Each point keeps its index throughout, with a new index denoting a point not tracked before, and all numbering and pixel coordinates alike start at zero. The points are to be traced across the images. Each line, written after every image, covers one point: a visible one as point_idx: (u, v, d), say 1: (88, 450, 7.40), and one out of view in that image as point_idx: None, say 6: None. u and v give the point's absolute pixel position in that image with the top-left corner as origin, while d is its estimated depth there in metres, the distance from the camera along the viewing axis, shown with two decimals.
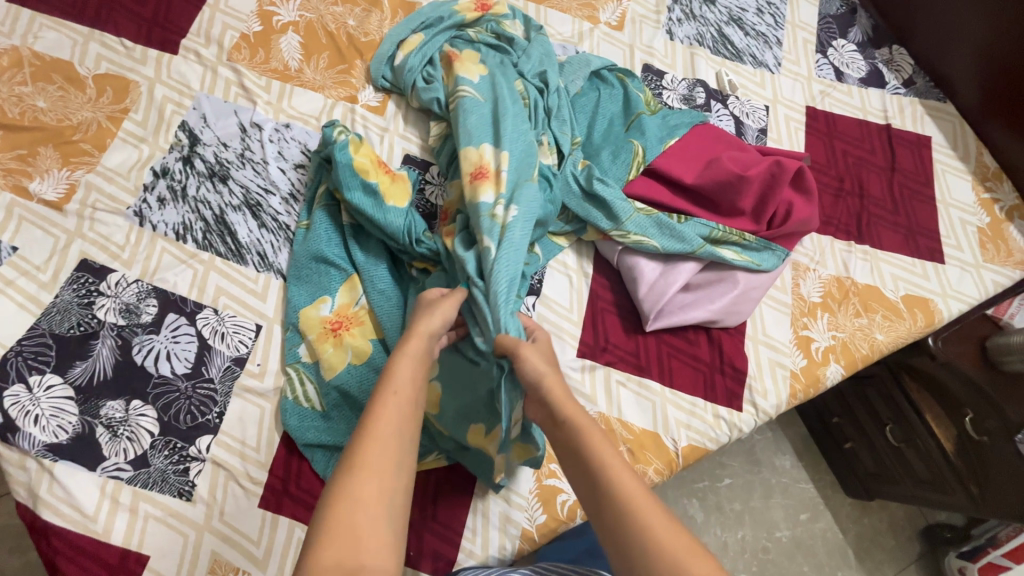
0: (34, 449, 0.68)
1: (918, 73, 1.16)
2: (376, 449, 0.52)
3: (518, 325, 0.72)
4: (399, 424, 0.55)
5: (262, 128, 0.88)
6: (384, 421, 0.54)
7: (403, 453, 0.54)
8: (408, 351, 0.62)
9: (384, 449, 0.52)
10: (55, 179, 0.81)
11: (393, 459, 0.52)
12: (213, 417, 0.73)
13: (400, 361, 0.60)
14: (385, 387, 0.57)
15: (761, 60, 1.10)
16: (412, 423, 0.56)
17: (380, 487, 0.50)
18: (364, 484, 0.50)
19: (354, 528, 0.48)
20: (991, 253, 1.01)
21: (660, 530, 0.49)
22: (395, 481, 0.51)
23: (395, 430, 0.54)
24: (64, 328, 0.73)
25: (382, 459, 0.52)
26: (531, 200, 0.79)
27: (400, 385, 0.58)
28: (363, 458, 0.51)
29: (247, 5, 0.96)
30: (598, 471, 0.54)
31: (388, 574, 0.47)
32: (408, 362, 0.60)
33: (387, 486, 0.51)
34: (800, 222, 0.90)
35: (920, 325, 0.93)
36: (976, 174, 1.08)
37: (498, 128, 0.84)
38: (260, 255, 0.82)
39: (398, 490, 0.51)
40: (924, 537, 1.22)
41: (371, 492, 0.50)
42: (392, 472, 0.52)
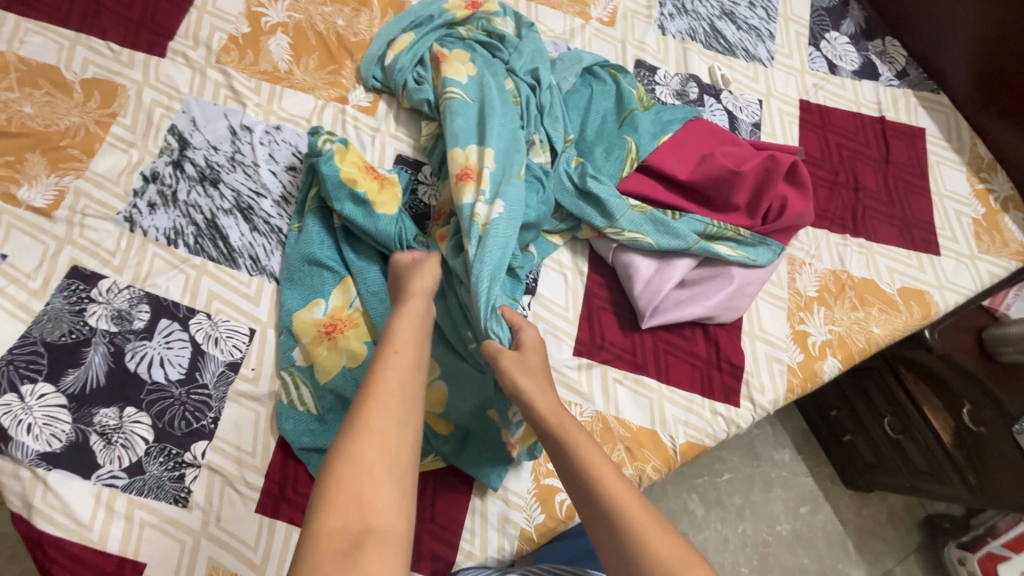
0: (27, 459, 0.67)
1: (911, 65, 1.16)
2: (377, 410, 0.49)
3: (501, 326, 0.71)
4: (401, 384, 0.52)
5: (253, 131, 0.88)
6: (385, 382, 0.52)
7: (407, 413, 0.50)
8: (405, 321, 0.60)
9: (385, 408, 0.50)
10: (44, 186, 0.80)
11: (396, 419, 0.49)
12: (208, 423, 0.73)
13: (397, 329, 0.58)
14: (385, 349, 0.55)
15: (754, 54, 1.10)
16: (415, 382, 0.53)
17: (384, 447, 0.47)
18: (365, 448, 0.47)
19: (358, 492, 0.45)
20: (986, 244, 1.01)
21: (650, 529, 0.47)
22: (400, 442, 0.48)
23: (396, 389, 0.51)
24: (55, 336, 0.73)
25: (385, 419, 0.49)
26: (515, 197, 0.78)
27: (398, 349, 0.55)
28: (364, 420, 0.48)
29: (235, 6, 0.95)
30: (587, 475, 0.53)
31: (398, 536, 0.44)
32: (407, 328, 0.58)
33: (390, 447, 0.48)
34: (794, 216, 0.89)
35: (916, 317, 0.93)
36: (971, 165, 1.08)
37: (485, 127, 0.83)
38: (253, 258, 0.81)
39: (403, 451, 0.48)
40: (923, 528, 1.22)
41: (374, 453, 0.47)
42: (396, 433, 0.49)
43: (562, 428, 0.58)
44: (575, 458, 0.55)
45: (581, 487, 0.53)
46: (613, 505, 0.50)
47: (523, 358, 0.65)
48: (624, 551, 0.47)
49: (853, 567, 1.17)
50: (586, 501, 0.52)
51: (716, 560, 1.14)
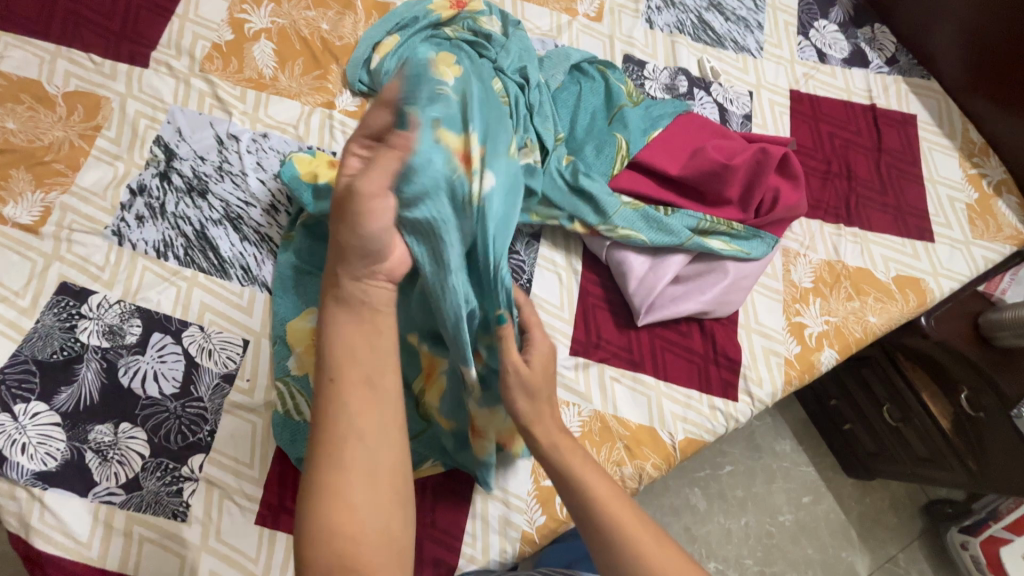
0: (23, 478, 0.67)
1: (901, 51, 1.15)
2: (340, 453, 0.45)
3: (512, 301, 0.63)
4: (360, 419, 0.46)
5: (240, 139, 0.87)
6: (342, 418, 0.46)
7: (372, 448, 0.46)
8: (348, 325, 0.51)
9: (348, 455, 0.45)
10: (30, 203, 0.79)
11: (363, 459, 0.45)
12: (205, 435, 0.72)
13: (340, 340, 0.50)
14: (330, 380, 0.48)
15: (743, 44, 1.09)
16: (374, 410, 0.47)
17: (357, 492, 0.44)
18: (336, 498, 0.44)
19: (339, 545, 0.43)
20: (980, 229, 1.01)
21: (646, 543, 0.49)
22: (372, 483, 0.45)
23: (355, 429, 0.46)
24: (47, 354, 0.72)
25: (351, 468, 0.45)
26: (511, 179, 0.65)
27: (346, 372, 0.48)
28: (329, 476, 0.44)
29: (217, 13, 0.94)
30: (581, 488, 0.53)
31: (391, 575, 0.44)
32: (354, 338, 0.50)
33: (361, 492, 0.45)
34: (787, 208, 0.89)
35: (912, 305, 0.93)
36: (963, 151, 1.07)
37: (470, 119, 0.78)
38: (244, 268, 0.81)
39: (379, 488, 0.45)
40: (925, 514, 1.22)
41: (348, 502, 0.44)
42: (366, 478, 0.45)
43: (557, 431, 0.57)
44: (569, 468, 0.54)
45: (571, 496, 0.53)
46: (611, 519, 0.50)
47: None
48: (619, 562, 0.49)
49: (857, 555, 1.17)
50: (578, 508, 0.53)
51: (720, 553, 1.14)
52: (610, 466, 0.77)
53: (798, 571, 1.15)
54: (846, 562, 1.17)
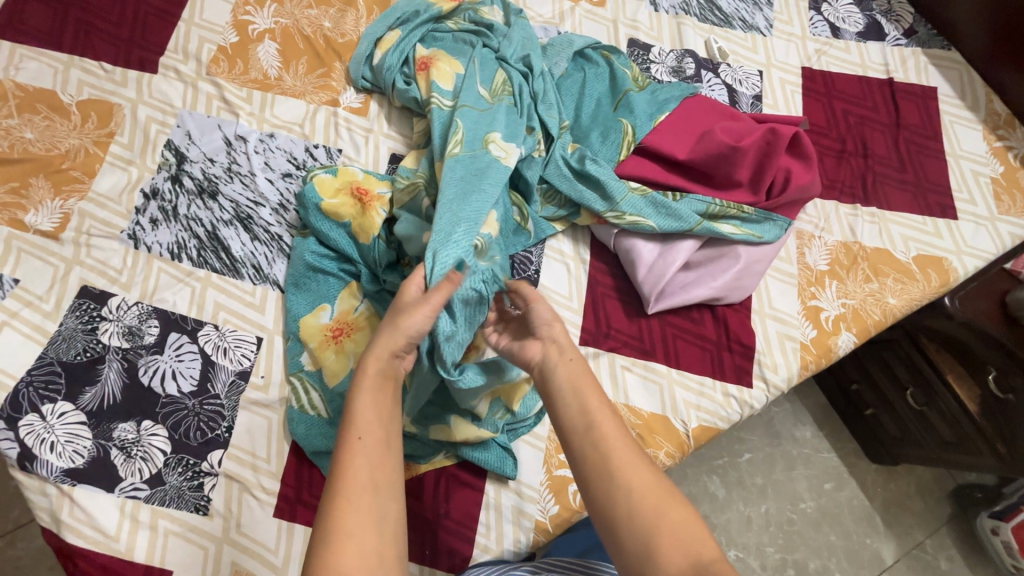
0: (52, 475, 0.69)
1: (918, 22, 1.11)
2: (350, 511, 0.48)
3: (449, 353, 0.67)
4: (375, 469, 0.50)
5: (247, 140, 0.88)
6: (355, 478, 0.49)
7: (384, 502, 0.49)
8: (365, 383, 0.54)
9: (361, 505, 0.48)
10: (49, 210, 0.82)
11: (373, 515, 0.48)
12: (223, 431, 0.74)
13: (359, 396, 0.53)
14: (348, 429, 0.51)
15: (751, 23, 1.06)
16: (387, 465, 0.51)
17: (362, 548, 0.47)
18: (342, 556, 0.46)
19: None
20: (1006, 205, 0.97)
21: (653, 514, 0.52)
22: (381, 540, 0.48)
23: (367, 480, 0.49)
24: (71, 355, 0.75)
25: (361, 520, 0.48)
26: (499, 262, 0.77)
27: (366, 428, 0.51)
28: (337, 526, 0.47)
29: (222, 16, 0.95)
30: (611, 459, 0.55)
31: None
32: (368, 390, 0.53)
33: (371, 547, 0.47)
34: (800, 188, 0.86)
35: (935, 285, 0.90)
36: (987, 123, 1.03)
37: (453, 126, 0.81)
38: (255, 267, 0.82)
39: (385, 545, 0.48)
40: (954, 499, 1.19)
41: (354, 561, 0.46)
42: (375, 533, 0.48)
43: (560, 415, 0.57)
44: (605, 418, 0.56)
45: (590, 451, 0.55)
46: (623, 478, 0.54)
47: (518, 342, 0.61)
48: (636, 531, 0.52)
49: (882, 542, 1.15)
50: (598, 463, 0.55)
51: (740, 541, 1.13)
52: None
53: (821, 558, 1.13)
54: (871, 549, 1.15)
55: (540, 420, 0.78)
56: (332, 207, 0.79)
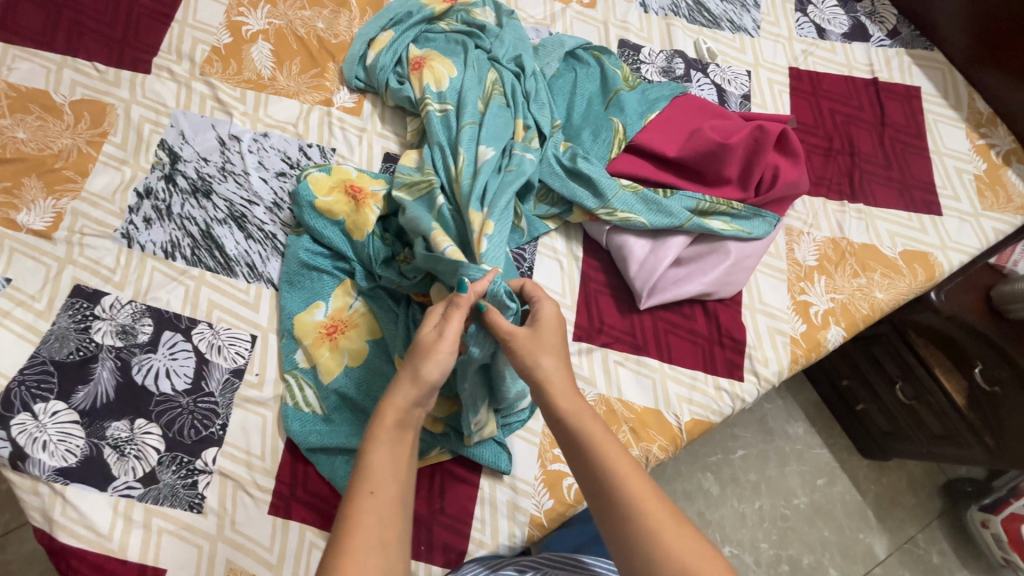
0: (45, 474, 0.69)
1: (902, 23, 1.14)
2: (355, 568, 0.48)
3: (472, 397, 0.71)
4: (384, 525, 0.51)
5: (241, 140, 0.88)
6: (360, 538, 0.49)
7: (389, 561, 0.49)
8: (382, 437, 0.55)
9: (366, 561, 0.48)
10: (42, 209, 0.82)
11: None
12: (217, 429, 0.74)
13: (374, 451, 0.54)
14: (361, 483, 0.53)
15: (739, 24, 1.08)
16: (395, 523, 0.51)
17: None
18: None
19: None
20: (989, 201, 0.99)
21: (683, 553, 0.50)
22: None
23: (376, 537, 0.50)
24: (63, 354, 0.74)
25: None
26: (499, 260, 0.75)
27: (379, 483, 0.53)
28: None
29: (216, 17, 0.95)
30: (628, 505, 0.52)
31: None
32: (384, 446, 0.55)
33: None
34: (788, 185, 0.88)
35: (921, 280, 0.92)
36: (970, 121, 1.05)
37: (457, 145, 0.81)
38: (249, 266, 0.82)
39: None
40: (944, 493, 1.20)
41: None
42: None
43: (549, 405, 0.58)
44: (585, 419, 0.57)
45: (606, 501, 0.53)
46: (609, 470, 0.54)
47: (510, 333, 0.61)
48: (625, 527, 0.52)
49: (874, 537, 1.16)
50: (579, 461, 0.56)
51: (735, 537, 1.14)
52: None
53: (815, 553, 1.14)
54: (864, 544, 1.16)
55: (533, 415, 0.79)
56: (329, 195, 0.81)
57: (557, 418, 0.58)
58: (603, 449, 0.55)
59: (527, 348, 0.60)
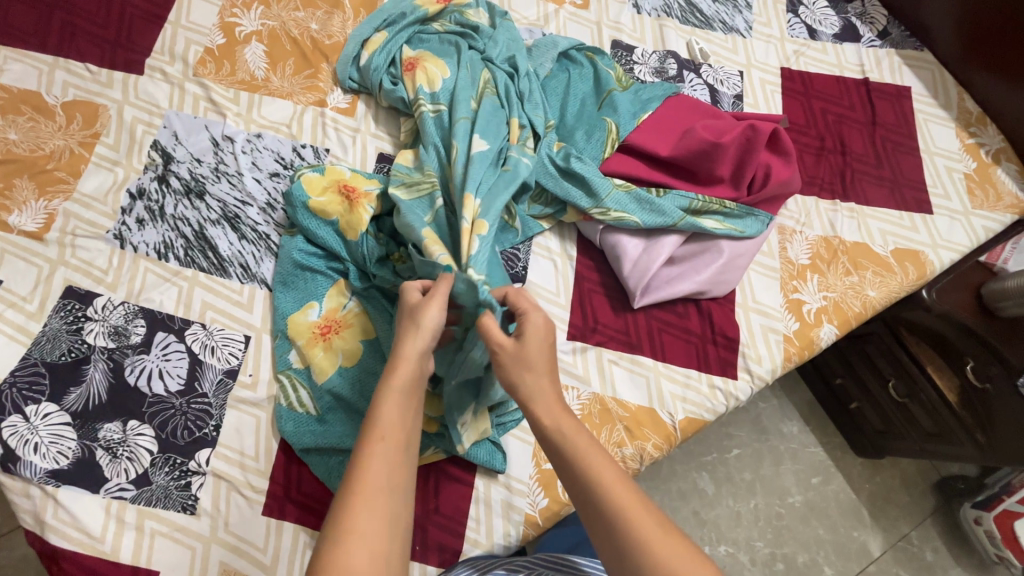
0: (36, 477, 0.69)
1: (892, 24, 1.15)
2: (367, 509, 0.49)
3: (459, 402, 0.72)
4: (393, 473, 0.52)
5: (234, 140, 0.88)
6: (371, 482, 0.50)
7: (396, 509, 0.50)
8: (393, 387, 0.56)
9: (375, 507, 0.49)
10: (33, 210, 0.81)
11: (384, 521, 0.49)
12: (210, 430, 0.74)
13: (385, 401, 0.55)
14: (372, 431, 0.53)
15: (731, 25, 1.09)
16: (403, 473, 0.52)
17: (372, 552, 0.47)
18: (352, 556, 0.46)
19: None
20: (979, 199, 1.00)
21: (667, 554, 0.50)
22: (389, 544, 0.49)
23: (384, 484, 0.50)
24: (55, 356, 0.74)
25: (373, 521, 0.49)
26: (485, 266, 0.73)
27: (388, 431, 0.53)
28: (350, 521, 0.48)
29: (209, 18, 0.95)
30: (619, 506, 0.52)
31: None
32: (394, 398, 0.55)
33: (379, 553, 0.48)
34: (779, 183, 0.88)
35: (912, 278, 0.92)
36: (960, 121, 1.06)
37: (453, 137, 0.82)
38: (243, 266, 0.82)
39: (392, 553, 0.49)
40: (938, 490, 1.21)
41: (362, 562, 0.47)
42: (386, 535, 0.49)
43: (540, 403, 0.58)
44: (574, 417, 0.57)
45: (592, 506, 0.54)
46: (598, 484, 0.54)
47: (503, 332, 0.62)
48: (615, 535, 0.52)
49: (869, 535, 1.17)
50: (564, 470, 0.56)
51: (730, 536, 1.14)
52: (610, 448, 0.78)
53: (810, 552, 1.15)
54: (858, 542, 1.16)
55: None
56: (327, 194, 0.81)
57: (540, 427, 0.58)
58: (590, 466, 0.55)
59: (520, 345, 0.60)
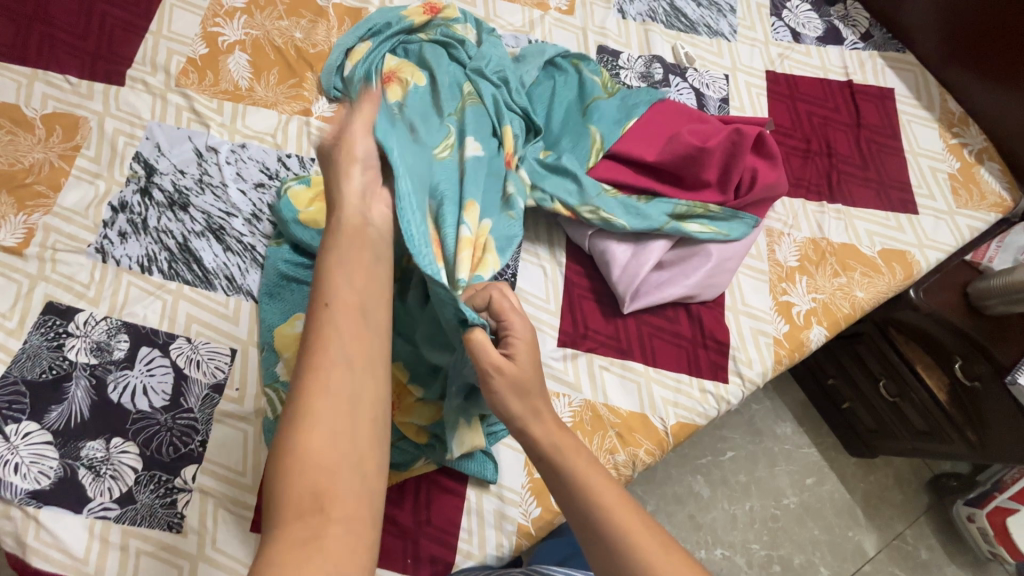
0: (17, 498, 0.67)
1: (875, 26, 1.15)
2: (323, 379, 0.45)
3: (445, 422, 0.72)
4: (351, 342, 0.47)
5: (218, 151, 0.88)
6: (326, 350, 0.46)
7: (360, 376, 0.46)
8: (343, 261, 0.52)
9: (334, 377, 0.45)
10: (12, 225, 0.80)
11: (344, 383, 0.45)
12: (196, 446, 0.72)
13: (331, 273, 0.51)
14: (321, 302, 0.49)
15: (716, 29, 1.10)
16: (363, 342, 0.48)
17: (334, 418, 0.44)
18: (315, 422, 0.43)
19: (314, 483, 0.42)
20: (964, 199, 1.01)
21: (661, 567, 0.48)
22: (353, 409, 0.45)
23: (342, 354, 0.46)
24: (35, 374, 0.73)
25: (333, 387, 0.45)
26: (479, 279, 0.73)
27: (335, 298, 0.49)
28: (309, 392, 0.44)
29: (191, 28, 0.95)
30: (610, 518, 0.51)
31: (360, 507, 0.42)
32: (340, 273, 0.51)
33: (344, 416, 0.44)
34: (766, 186, 0.89)
35: (899, 278, 0.93)
36: (942, 121, 1.07)
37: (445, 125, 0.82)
38: (228, 278, 0.81)
39: (356, 416, 0.45)
40: (931, 488, 1.21)
41: (326, 422, 0.43)
42: (349, 401, 0.45)
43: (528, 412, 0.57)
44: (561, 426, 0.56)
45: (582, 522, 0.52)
46: (585, 497, 0.52)
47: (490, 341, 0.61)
48: (608, 553, 0.50)
49: (864, 534, 1.17)
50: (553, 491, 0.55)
51: (726, 539, 1.14)
52: (603, 455, 0.77)
53: (806, 553, 1.15)
54: (853, 542, 1.16)
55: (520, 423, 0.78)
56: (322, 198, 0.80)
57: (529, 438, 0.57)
58: (574, 480, 0.54)
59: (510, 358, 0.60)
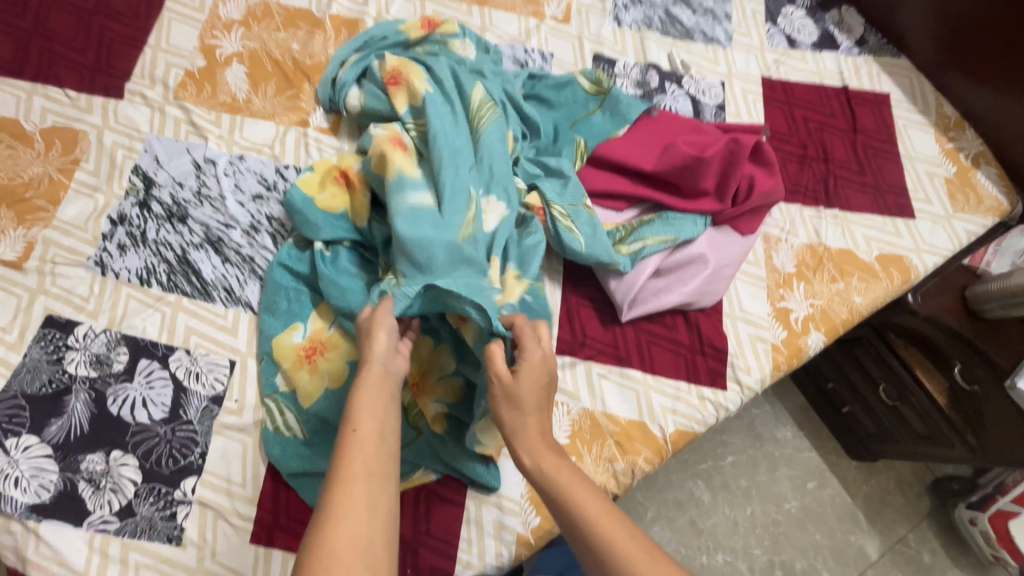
0: (17, 512, 0.67)
1: (870, 31, 1.16)
2: (344, 493, 0.49)
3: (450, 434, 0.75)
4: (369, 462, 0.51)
5: (216, 163, 0.88)
6: (348, 466, 0.50)
7: (377, 495, 0.49)
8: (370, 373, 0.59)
9: (354, 491, 0.49)
10: (12, 239, 0.80)
11: (364, 500, 0.49)
12: (196, 458, 0.73)
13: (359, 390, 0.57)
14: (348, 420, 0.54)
15: (712, 36, 1.10)
16: (382, 459, 0.52)
17: (354, 531, 0.47)
18: (334, 533, 0.46)
19: None
20: (960, 203, 1.01)
21: None
22: (372, 525, 0.48)
23: (362, 471, 0.50)
24: (35, 388, 0.73)
25: (353, 503, 0.48)
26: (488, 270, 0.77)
27: (360, 419, 0.54)
28: (330, 508, 0.48)
29: (189, 41, 0.95)
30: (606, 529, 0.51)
31: None
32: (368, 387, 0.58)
33: (364, 534, 0.47)
34: (763, 194, 0.89)
35: (897, 283, 0.93)
36: (938, 125, 1.08)
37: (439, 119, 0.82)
38: (227, 289, 0.81)
39: (373, 533, 0.47)
40: (933, 492, 1.21)
41: (344, 536, 0.46)
42: (367, 517, 0.48)
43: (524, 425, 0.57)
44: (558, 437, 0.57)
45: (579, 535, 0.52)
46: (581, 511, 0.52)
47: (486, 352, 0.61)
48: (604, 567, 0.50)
49: (865, 539, 1.17)
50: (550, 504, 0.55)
51: (728, 545, 1.14)
52: (602, 464, 0.77)
53: (808, 558, 1.14)
54: (855, 546, 1.16)
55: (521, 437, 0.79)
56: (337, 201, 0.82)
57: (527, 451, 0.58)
58: (571, 492, 0.54)
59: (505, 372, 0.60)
